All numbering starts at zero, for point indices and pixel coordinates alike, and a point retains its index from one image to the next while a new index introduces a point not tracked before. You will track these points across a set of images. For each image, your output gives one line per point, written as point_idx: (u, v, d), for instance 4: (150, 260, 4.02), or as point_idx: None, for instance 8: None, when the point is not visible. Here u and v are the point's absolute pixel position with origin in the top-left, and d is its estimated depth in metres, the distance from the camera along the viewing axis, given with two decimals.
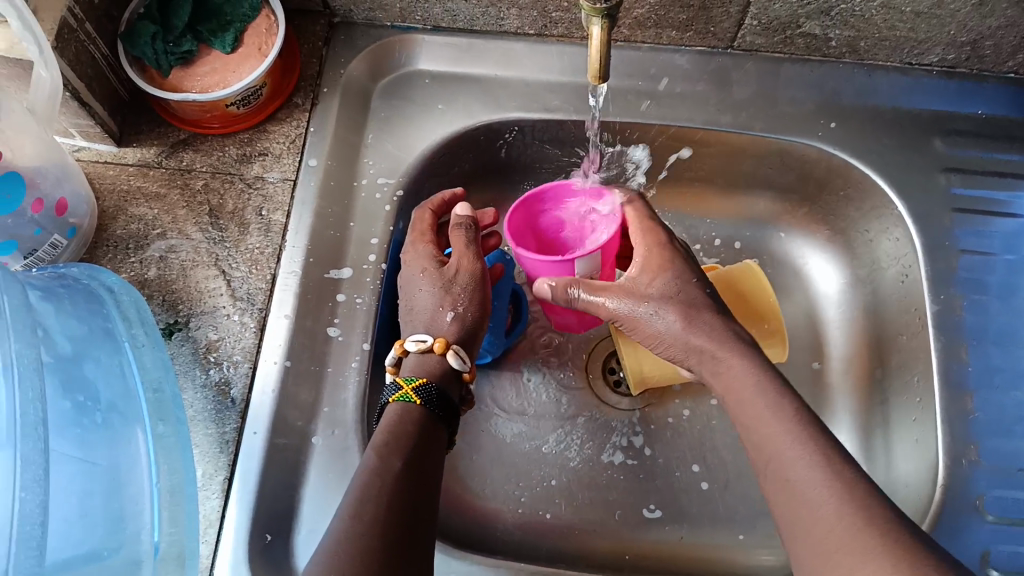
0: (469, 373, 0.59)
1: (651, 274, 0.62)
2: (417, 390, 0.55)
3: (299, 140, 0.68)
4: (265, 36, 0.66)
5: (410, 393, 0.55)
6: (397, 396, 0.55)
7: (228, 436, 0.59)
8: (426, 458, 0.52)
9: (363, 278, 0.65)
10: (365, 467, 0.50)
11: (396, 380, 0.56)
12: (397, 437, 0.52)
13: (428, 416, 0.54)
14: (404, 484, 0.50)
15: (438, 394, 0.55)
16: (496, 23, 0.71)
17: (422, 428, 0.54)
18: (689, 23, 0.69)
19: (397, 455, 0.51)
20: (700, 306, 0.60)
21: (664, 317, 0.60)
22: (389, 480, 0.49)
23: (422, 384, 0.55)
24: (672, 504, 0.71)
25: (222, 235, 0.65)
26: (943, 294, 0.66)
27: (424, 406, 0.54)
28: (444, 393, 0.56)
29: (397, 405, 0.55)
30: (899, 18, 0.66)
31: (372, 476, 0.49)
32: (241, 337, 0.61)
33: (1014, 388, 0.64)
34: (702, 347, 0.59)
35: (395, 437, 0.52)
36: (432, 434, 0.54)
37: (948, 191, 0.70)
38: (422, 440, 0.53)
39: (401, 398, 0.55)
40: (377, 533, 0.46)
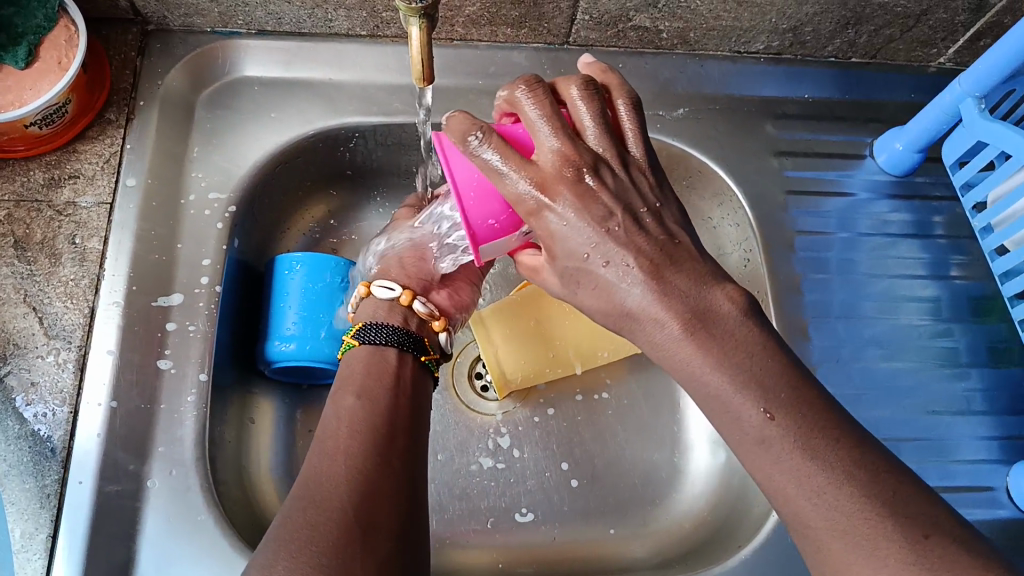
0: (404, 297, 0.62)
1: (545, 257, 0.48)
2: (355, 334, 0.57)
3: (113, 159, 0.63)
4: (65, 48, 0.60)
5: (349, 340, 0.57)
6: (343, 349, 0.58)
7: (50, 489, 0.54)
8: (384, 387, 0.53)
9: (195, 303, 0.61)
10: (328, 414, 0.51)
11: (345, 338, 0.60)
12: (352, 381, 0.53)
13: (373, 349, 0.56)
14: (365, 416, 0.50)
15: (377, 329, 0.57)
16: (324, 25, 0.68)
17: (374, 362, 0.55)
18: (522, 20, 0.68)
19: (351, 394, 0.52)
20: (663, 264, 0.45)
21: (608, 273, 0.46)
22: (350, 418, 0.50)
23: (357, 327, 0.58)
24: (544, 504, 0.71)
25: (31, 268, 0.59)
26: (782, 275, 0.69)
27: (364, 341, 0.57)
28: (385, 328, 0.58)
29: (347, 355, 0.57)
30: (723, 8, 0.67)
31: (330, 423, 0.50)
32: (58, 378, 0.56)
33: (856, 360, 0.68)
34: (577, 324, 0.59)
35: (348, 384, 0.53)
36: (382, 368, 0.55)
37: (781, 174, 0.72)
38: (381, 372, 0.54)
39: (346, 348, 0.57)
40: (344, 460, 0.47)
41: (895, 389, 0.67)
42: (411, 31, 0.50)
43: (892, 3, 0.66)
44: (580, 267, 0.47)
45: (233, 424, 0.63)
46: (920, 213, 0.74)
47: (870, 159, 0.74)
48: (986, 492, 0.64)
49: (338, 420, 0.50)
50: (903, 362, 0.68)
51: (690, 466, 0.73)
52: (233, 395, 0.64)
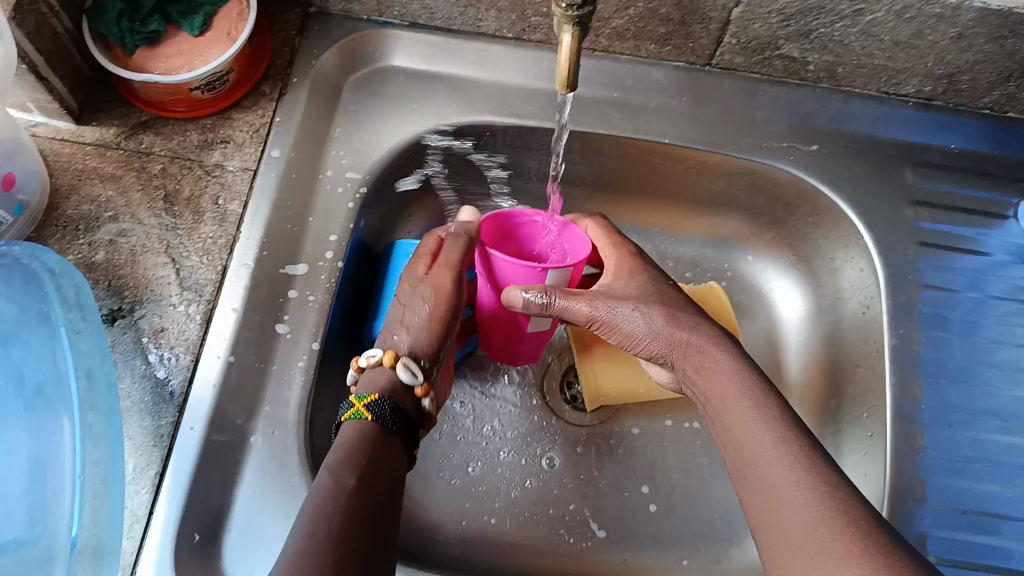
0: (422, 388, 0.57)
1: (624, 279, 0.63)
2: (370, 406, 0.54)
3: (262, 130, 0.67)
4: (236, 21, 0.64)
5: (363, 410, 0.53)
6: (350, 414, 0.54)
7: (164, 429, 0.57)
8: (375, 474, 0.50)
9: (317, 275, 0.64)
10: (317, 487, 0.49)
11: (350, 399, 0.55)
12: (345, 456, 0.50)
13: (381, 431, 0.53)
14: (355, 503, 0.48)
15: (392, 409, 0.54)
16: (473, 24, 0.70)
17: (375, 446, 0.52)
18: (667, 37, 0.68)
19: (349, 472, 0.49)
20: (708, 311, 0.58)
21: (642, 320, 0.59)
22: (337, 497, 0.47)
23: (375, 400, 0.54)
24: (618, 522, 0.70)
25: (175, 222, 0.63)
26: (903, 328, 0.66)
27: (377, 422, 0.53)
28: (398, 408, 0.55)
29: (351, 423, 0.53)
30: (878, 46, 0.65)
31: (319, 493, 0.48)
32: (185, 327, 0.60)
33: (967, 428, 0.64)
34: (687, 347, 0.58)
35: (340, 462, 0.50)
36: (377, 454, 0.51)
37: (915, 225, 0.69)
38: (375, 457, 0.51)
39: (354, 415, 0.53)
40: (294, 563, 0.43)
41: (1007, 465, 0.63)
42: (561, 29, 0.51)
43: None
44: (618, 313, 0.59)
45: (332, 396, 0.66)
46: None
47: (1012, 221, 0.70)
48: None
49: (321, 498, 0.47)
50: (1020, 438, 0.64)
51: None
52: (339, 367, 0.67)
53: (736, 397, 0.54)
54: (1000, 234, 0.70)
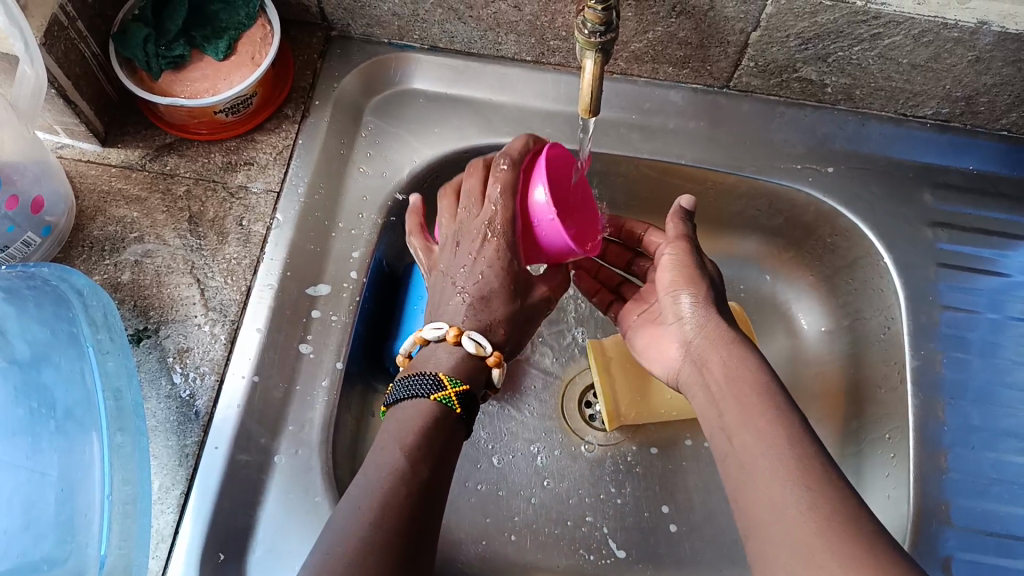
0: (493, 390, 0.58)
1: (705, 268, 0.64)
2: (463, 397, 0.52)
3: (285, 152, 0.68)
4: (259, 45, 0.65)
5: (453, 399, 0.52)
6: (439, 396, 0.52)
7: (189, 448, 0.58)
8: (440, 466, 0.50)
9: (340, 295, 0.65)
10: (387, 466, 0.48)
11: (441, 377, 0.52)
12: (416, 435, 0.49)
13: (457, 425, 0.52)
14: (421, 499, 0.47)
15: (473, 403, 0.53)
16: (493, 47, 0.71)
17: None
18: (685, 60, 0.69)
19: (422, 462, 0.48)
20: (730, 330, 0.58)
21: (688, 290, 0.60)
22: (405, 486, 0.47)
23: (465, 391, 0.53)
24: (640, 544, 0.70)
25: (200, 243, 0.64)
26: (925, 349, 0.66)
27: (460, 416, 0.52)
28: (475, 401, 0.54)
29: (435, 405, 0.52)
30: (896, 69, 0.66)
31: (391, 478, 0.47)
32: (210, 347, 0.60)
33: (989, 449, 0.64)
34: (717, 335, 0.58)
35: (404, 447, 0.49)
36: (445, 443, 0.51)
37: (935, 246, 0.70)
38: None
39: (443, 400, 0.52)
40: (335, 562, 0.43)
41: None
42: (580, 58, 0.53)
43: None
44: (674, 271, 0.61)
45: (354, 414, 0.66)
46: None
47: None
48: None
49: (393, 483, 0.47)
50: None
51: None
52: (361, 386, 0.67)
53: None
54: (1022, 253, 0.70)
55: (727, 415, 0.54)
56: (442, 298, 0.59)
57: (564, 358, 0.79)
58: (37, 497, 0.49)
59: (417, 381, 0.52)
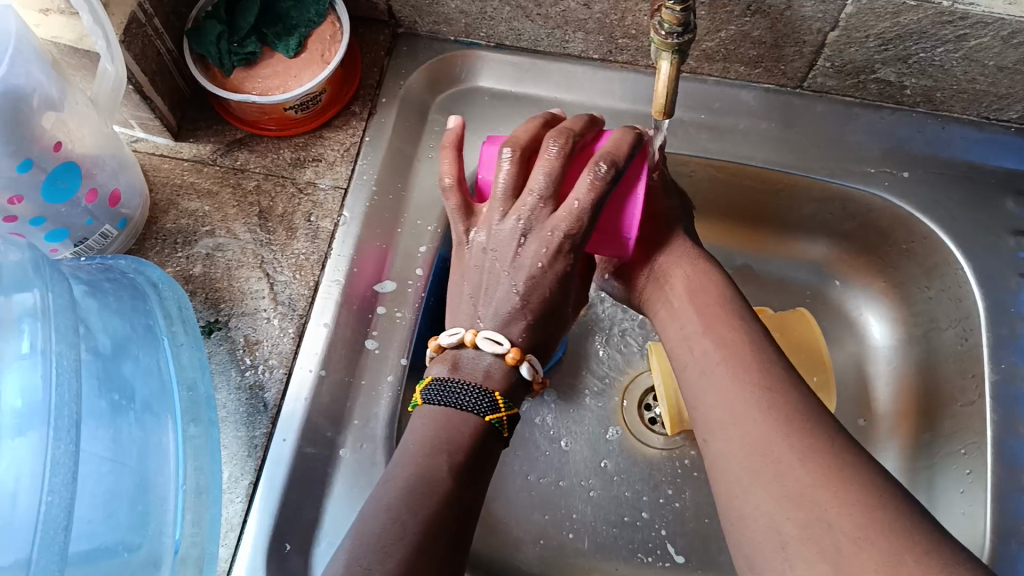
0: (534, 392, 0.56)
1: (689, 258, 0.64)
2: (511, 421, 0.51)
3: (353, 149, 0.68)
4: (328, 42, 0.66)
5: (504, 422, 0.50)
6: (493, 418, 0.49)
7: (257, 440, 0.58)
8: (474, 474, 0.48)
9: (406, 292, 0.65)
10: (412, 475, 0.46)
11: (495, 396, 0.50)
12: (455, 442, 0.48)
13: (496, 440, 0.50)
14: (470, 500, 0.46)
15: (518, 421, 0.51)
16: (560, 45, 0.70)
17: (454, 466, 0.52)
18: (758, 60, 0.67)
19: (451, 467, 0.47)
20: None
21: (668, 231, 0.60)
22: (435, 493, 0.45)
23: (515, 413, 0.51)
24: (699, 550, 0.69)
25: (269, 238, 0.65)
26: (1004, 364, 0.63)
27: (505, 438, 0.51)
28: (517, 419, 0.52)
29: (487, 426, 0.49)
30: (980, 72, 0.63)
31: (423, 484, 0.45)
32: (278, 341, 0.61)
33: None
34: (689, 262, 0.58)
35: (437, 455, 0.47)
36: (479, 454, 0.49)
37: (1017, 255, 0.67)
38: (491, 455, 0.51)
39: (495, 424, 0.50)
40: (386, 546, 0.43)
41: None
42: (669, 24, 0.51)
43: None
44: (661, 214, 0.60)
45: None
46: None
47: None
48: None
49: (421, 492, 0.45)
50: None
51: None
52: None
53: None
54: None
55: (719, 356, 0.50)
56: (489, 301, 0.53)
57: (624, 360, 0.78)
58: (116, 487, 0.49)
59: (470, 392, 0.50)
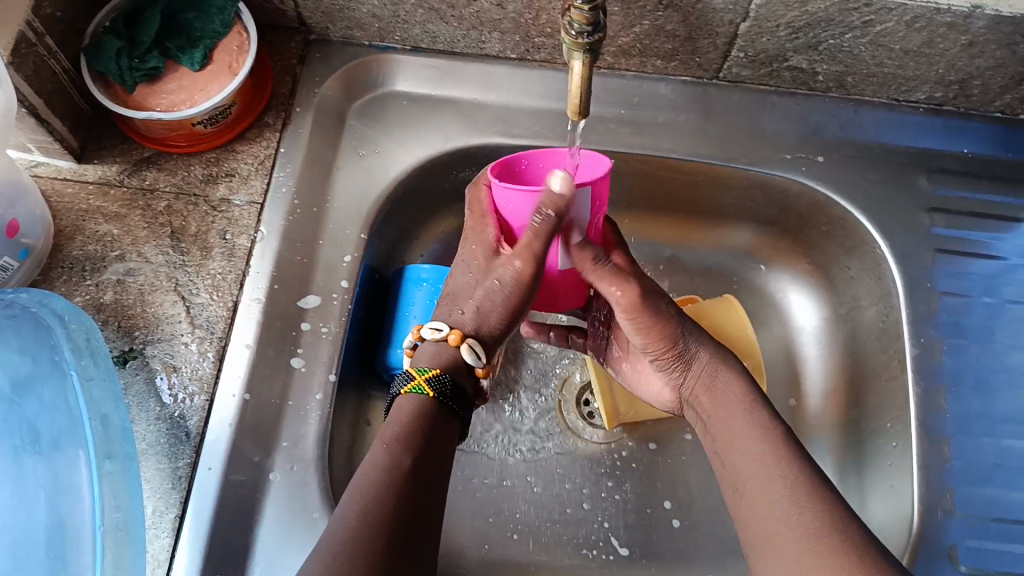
0: (483, 369, 0.53)
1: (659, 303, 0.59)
2: (430, 380, 0.50)
3: (267, 162, 0.66)
4: (237, 53, 0.63)
5: (423, 385, 0.50)
6: (408, 388, 0.50)
7: (181, 471, 0.56)
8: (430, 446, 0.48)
9: (330, 306, 0.63)
10: (371, 467, 0.47)
11: (407, 371, 0.51)
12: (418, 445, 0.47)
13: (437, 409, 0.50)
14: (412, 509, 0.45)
15: (453, 385, 0.51)
16: (476, 46, 0.69)
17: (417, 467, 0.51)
18: (673, 53, 0.67)
19: (406, 454, 0.47)
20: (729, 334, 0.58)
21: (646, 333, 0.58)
22: (395, 480, 0.46)
23: (436, 375, 0.50)
24: (643, 542, 0.69)
25: (184, 259, 0.62)
26: (923, 337, 0.65)
27: (438, 401, 0.50)
28: (458, 385, 0.51)
29: (410, 398, 0.50)
30: (887, 56, 0.64)
31: (382, 477, 0.46)
32: (198, 366, 0.59)
33: (988, 435, 0.63)
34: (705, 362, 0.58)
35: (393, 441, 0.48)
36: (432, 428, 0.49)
37: (931, 231, 0.69)
38: None
39: (413, 390, 0.50)
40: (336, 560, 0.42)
41: None
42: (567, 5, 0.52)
43: None
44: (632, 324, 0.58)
45: (348, 426, 0.65)
46: None
47: None
48: None
49: (383, 479, 0.46)
50: None
51: None
52: (352, 397, 0.66)
53: (772, 423, 0.53)
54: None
55: None
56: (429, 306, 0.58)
57: (560, 360, 0.77)
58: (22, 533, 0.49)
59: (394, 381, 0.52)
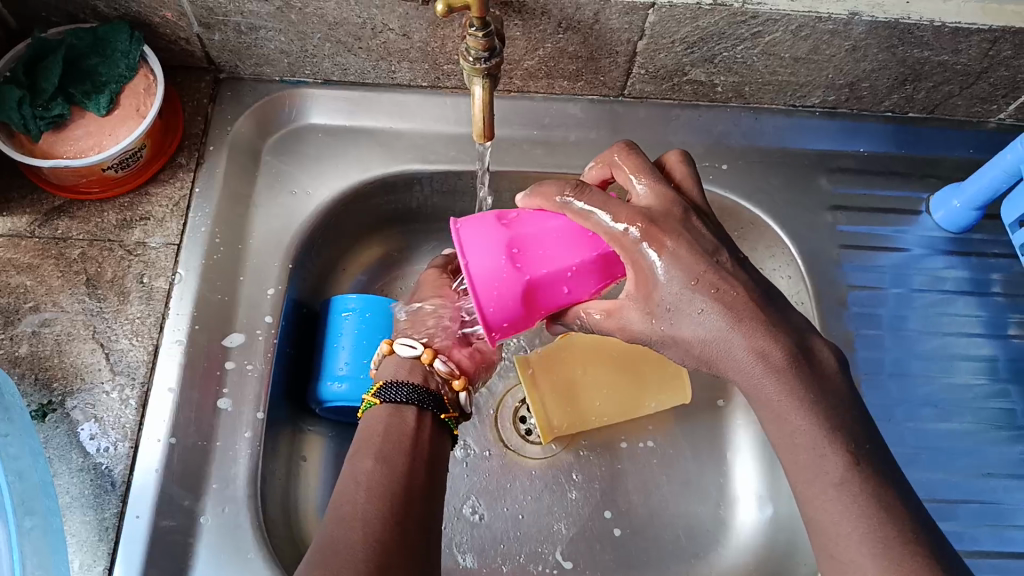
0: (426, 355, 0.59)
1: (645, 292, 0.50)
2: (375, 392, 0.57)
3: (182, 203, 0.66)
4: (143, 96, 0.63)
5: (371, 398, 0.57)
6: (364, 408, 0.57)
7: (108, 522, 0.55)
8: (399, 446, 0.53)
9: (254, 344, 0.63)
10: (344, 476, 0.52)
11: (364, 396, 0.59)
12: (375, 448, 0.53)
13: (388, 408, 0.56)
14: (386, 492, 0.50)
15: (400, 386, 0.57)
16: (387, 76, 0.70)
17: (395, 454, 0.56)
18: (579, 73, 0.69)
19: (365, 459, 0.53)
20: None
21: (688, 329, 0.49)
22: (365, 479, 0.51)
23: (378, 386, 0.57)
24: (586, 554, 0.71)
25: (101, 305, 0.61)
26: (835, 331, 0.69)
27: (385, 402, 0.56)
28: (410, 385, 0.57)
29: (368, 414, 0.57)
30: (779, 64, 0.68)
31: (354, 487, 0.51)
32: (121, 414, 0.58)
33: (910, 420, 0.67)
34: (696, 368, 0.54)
35: (366, 447, 0.54)
36: (402, 429, 0.55)
37: (836, 229, 0.72)
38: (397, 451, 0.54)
39: (367, 406, 0.57)
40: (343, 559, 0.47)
41: (949, 452, 0.67)
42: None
43: (952, 61, 0.67)
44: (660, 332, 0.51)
45: (282, 463, 0.64)
46: (979, 271, 0.73)
47: (926, 216, 0.74)
48: None
49: (354, 480, 0.51)
50: (959, 424, 0.68)
51: (739, 518, 0.72)
52: (286, 434, 0.66)
53: None
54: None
55: None
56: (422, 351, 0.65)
57: (495, 378, 0.78)
58: None
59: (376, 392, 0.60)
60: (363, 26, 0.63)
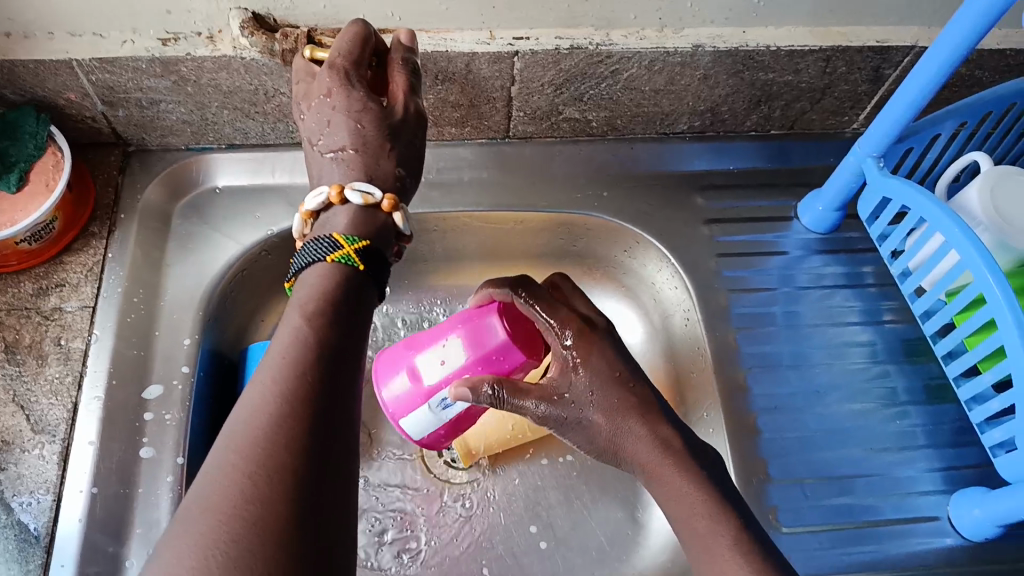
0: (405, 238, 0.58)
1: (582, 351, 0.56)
2: (359, 253, 0.52)
3: (96, 268, 0.70)
4: (52, 172, 0.68)
5: (352, 256, 0.52)
6: (338, 256, 0.51)
7: (33, 573, 0.58)
8: (349, 335, 0.49)
9: (171, 394, 0.67)
10: (289, 340, 0.46)
11: (335, 237, 0.52)
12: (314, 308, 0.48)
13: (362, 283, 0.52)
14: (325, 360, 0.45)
15: (376, 257, 0.53)
16: (287, 136, 0.76)
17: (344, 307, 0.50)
18: (464, 120, 0.76)
19: (306, 323, 0.47)
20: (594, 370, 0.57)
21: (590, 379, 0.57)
22: (312, 354, 0.45)
23: (364, 246, 0.52)
24: (512, 568, 0.74)
25: (20, 370, 0.65)
26: (718, 331, 0.75)
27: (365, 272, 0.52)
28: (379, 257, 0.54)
29: (337, 266, 0.51)
30: (642, 96, 0.74)
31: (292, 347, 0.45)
32: (43, 469, 0.61)
33: (799, 406, 0.73)
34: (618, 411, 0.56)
35: (306, 307, 0.49)
36: (349, 296, 0.50)
37: (712, 240, 0.79)
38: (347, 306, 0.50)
39: (343, 260, 0.51)
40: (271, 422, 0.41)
41: (838, 432, 0.72)
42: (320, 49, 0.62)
43: (796, 80, 0.74)
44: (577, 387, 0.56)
45: None
46: (850, 265, 0.80)
47: (796, 221, 0.81)
48: (933, 523, 0.68)
49: (305, 356, 0.45)
50: (844, 406, 0.73)
51: (654, 518, 0.77)
52: None
53: None
54: (909, 84, 0.63)
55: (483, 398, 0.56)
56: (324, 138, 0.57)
57: None
58: None
59: (316, 246, 0.52)
60: (256, 92, 0.69)
